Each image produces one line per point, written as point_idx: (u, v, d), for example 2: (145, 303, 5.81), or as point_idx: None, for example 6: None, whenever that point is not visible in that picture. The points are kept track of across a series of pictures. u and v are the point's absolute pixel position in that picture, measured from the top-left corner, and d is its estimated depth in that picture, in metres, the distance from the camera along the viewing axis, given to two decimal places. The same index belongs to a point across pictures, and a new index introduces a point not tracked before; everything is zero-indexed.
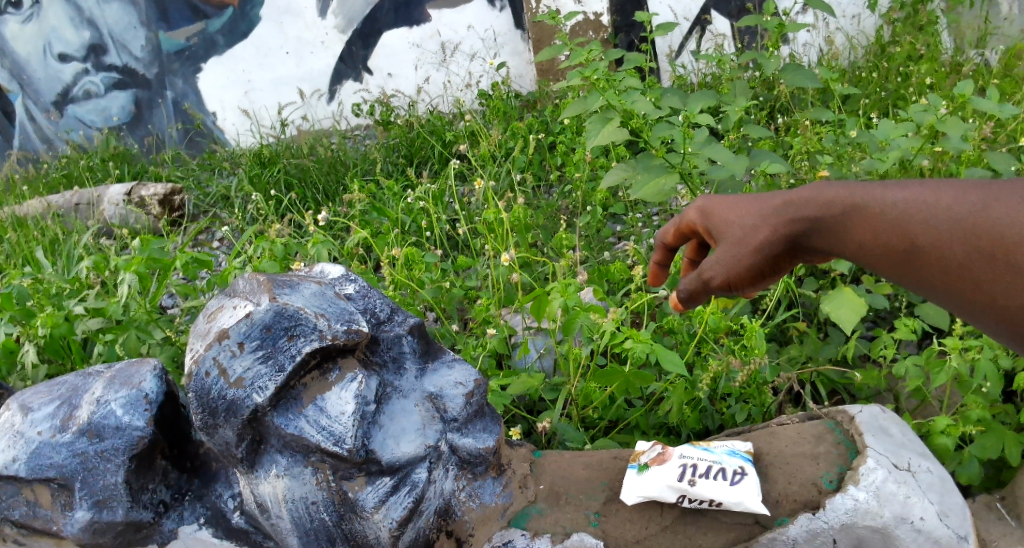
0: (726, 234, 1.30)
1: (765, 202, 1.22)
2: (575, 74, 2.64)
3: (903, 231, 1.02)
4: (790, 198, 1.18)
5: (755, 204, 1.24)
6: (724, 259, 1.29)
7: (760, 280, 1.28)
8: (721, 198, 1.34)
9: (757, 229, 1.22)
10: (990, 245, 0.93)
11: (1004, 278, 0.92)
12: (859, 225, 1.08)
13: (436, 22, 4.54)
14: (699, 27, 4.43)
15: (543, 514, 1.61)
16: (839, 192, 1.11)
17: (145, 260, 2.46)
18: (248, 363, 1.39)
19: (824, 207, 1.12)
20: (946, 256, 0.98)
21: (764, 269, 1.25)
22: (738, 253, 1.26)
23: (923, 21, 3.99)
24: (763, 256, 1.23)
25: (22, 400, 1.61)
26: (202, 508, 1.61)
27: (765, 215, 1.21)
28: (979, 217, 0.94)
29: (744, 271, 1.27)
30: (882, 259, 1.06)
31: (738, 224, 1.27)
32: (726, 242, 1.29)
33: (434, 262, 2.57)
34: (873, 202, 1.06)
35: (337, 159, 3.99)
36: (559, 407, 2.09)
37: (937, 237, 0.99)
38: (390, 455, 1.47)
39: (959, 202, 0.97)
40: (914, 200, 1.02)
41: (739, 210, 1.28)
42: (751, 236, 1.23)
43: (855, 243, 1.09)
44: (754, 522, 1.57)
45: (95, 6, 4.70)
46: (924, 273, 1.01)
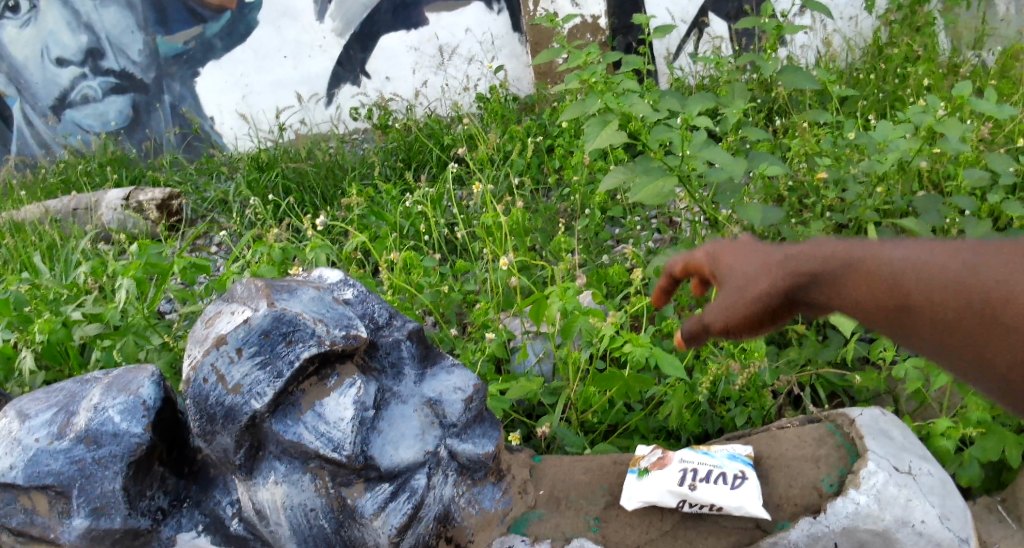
0: (727, 281, 1.28)
1: (769, 253, 1.22)
2: (573, 77, 2.64)
3: (897, 287, 1.02)
4: (793, 252, 1.17)
5: (759, 254, 1.24)
6: (721, 304, 1.27)
7: (756, 329, 1.26)
8: (728, 245, 1.33)
9: (757, 279, 1.21)
10: (981, 302, 0.93)
11: (996, 334, 0.92)
12: (854, 281, 1.08)
13: (434, 25, 4.54)
14: (697, 29, 4.43)
15: (543, 519, 1.61)
16: (839, 247, 1.11)
17: (143, 265, 2.46)
18: (246, 369, 1.39)
19: (823, 261, 1.12)
20: (939, 313, 0.98)
21: (761, 318, 1.23)
22: (736, 300, 1.24)
23: (921, 22, 3.99)
24: (762, 305, 1.21)
25: (18, 408, 1.61)
26: (200, 516, 1.60)
27: (767, 265, 1.20)
28: (971, 275, 0.94)
29: (741, 319, 1.25)
30: (876, 315, 1.06)
31: (739, 270, 1.26)
32: (726, 289, 1.28)
33: (433, 266, 2.57)
34: (870, 257, 1.06)
35: (335, 163, 3.98)
36: (558, 411, 2.09)
37: (929, 293, 0.99)
38: (389, 461, 1.46)
39: (955, 259, 0.97)
40: (911, 257, 1.02)
41: (742, 257, 1.27)
42: (751, 284, 1.22)
43: (851, 298, 1.09)
44: (755, 526, 1.56)
45: (92, 10, 4.68)
46: (918, 329, 1.01)
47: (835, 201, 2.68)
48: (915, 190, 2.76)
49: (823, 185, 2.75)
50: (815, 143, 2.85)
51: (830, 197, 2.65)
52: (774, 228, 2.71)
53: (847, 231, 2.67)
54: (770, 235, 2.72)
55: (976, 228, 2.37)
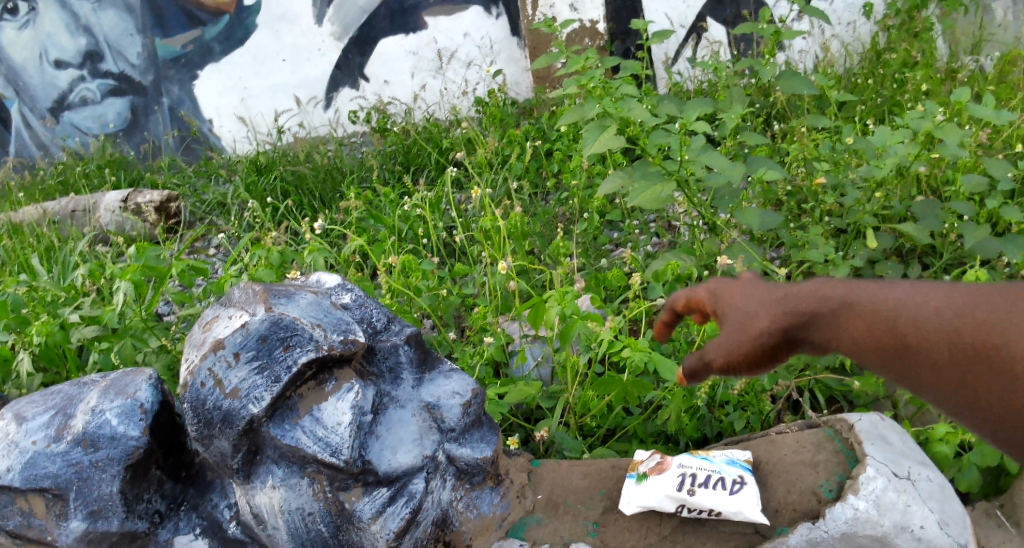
0: (728, 319, 1.30)
1: (767, 293, 1.25)
2: (571, 82, 2.64)
3: (893, 328, 1.07)
4: (792, 293, 1.20)
5: (758, 293, 1.27)
6: (722, 342, 1.29)
7: (756, 367, 1.28)
8: (728, 284, 1.35)
9: (757, 318, 1.24)
10: (973, 345, 0.99)
11: (989, 377, 0.97)
12: (853, 321, 1.12)
13: (433, 29, 4.54)
14: (695, 34, 4.45)
15: (542, 524, 1.62)
16: (835, 288, 1.16)
17: (140, 268, 2.45)
18: (243, 374, 1.38)
19: (823, 300, 1.16)
20: (935, 354, 1.03)
21: (760, 356, 1.25)
22: (737, 339, 1.26)
23: (919, 27, 4.00)
24: (763, 343, 1.23)
25: (16, 410, 1.60)
26: (197, 519, 1.59)
27: (769, 303, 1.23)
28: (964, 318, 1.00)
29: (740, 357, 1.27)
30: (872, 355, 1.10)
31: (739, 309, 1.28)
32: (728, 327, 1.29)
33: (431, 270, 2.57)
34: (868, 299, 1.11)
35: (333, 167, 3.98)
36: (556, 416, 2.08)
37: (923, 336, 1.04)
38: (387, 465, 1.46)
39: (947, 302, 1.03)
40: (904, 299, 1.07)
41: (742, 296, 1.29)
42: (751, 322, 1.25)
43: (848, 338, 1.13)
44: (754, 532, 1.57)
45: (91, 12, 4.68)
46: (913, 370, 1.06)
47: (833, 206, 2.68)
48: (913, 195, 2.76)
49: (821, 190, 2.75)
50: (813, 149, 2.86)
51: (829, 202, 2.65)
52: (772, 232, 2.71)
53: (846, 236, 2.67)
54: (768, 239, 2.72)
55: (974, 233, 2.37)
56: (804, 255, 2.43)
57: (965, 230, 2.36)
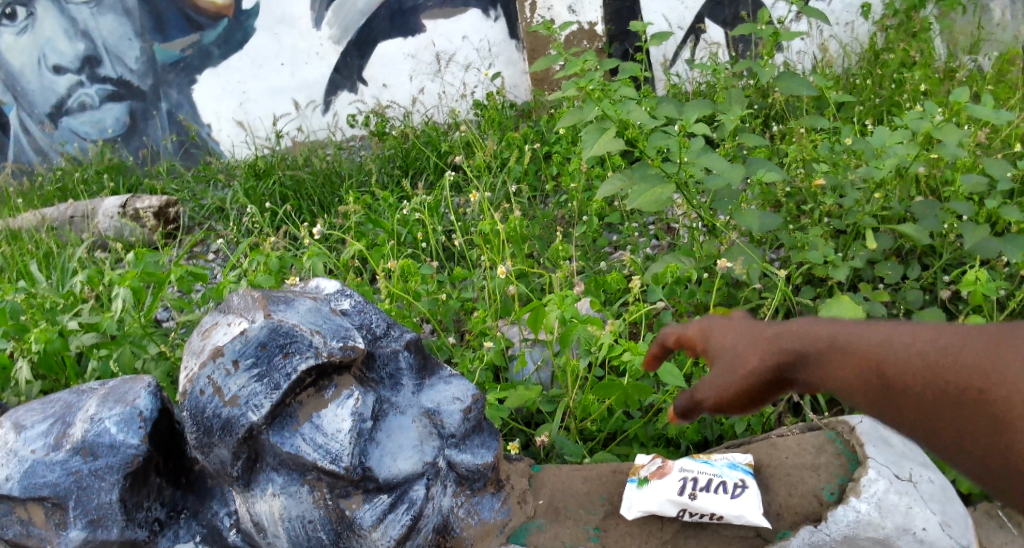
0: (719, 357, 1.29)
1: (758, 331, 1.24)
2: (570, 84, 2.63)
3: (881, 370, 1.06)
4: (783, 332, 1.19)
5: (749, 332, 1.26)
6: (713, 381, 1.28)
7: (748, 406, 1.27)
8: (719, 322, 1.34)
9: (749, 357, 1.23)
10: (961, 388, 0.98)
11: (977, 421, 0.97)
12: (842, 361, 1.11)
13: (432, 32, 4.54)
14: (693, 36, 4.45)
15: (543, 529, 1.61)
16: (824, 328, 1.14)
17: (139, 274, 2.44)
18: (242, 381, 1.38)
19: (812, 340, 1.15)
20: (923, 396, 1.01)
21: (752, 395, 1.24)
22: (728, 377, 1.25)
23: (917, 27, 4.01)
24: (754, 382, 1.22)
25: (14, 418, 1.60)
26: (198, 526, 1.59)
27: (760, 342, 1.22)
28: (951, 363, 0.99)
29: (733, 396, 1.26)
30: (861, 396, 1.09)
31: (731, 348, 1.27)
32: (719, 366, 1.28)
33: (431, 273, 2.56)
34: (856, 340, 1.10)
35: (332, 171, 3.98)
36: (557, 420, 2.07)
37: (910, 378, 1.03)
38: (387, 472, 1.45)
39: (934, 345, 1.02)
40: (892, 340, 1.06)
41: (733, 334, 1.28)
42: (743, 361, 1.23)
43: (837, 378, 1.11)
44: (755, 535, 1.56)
45: (90, 17, 4.68)
46: (901, 411, 1.04)
47: (832, 207, 2.68)
48: (913, 195, 2.76)
49: (821, 191, 2.75)
50: (812, 149, 2.86)
51: (828, 204, 2.65)
52: (772, 234, 2.70)
53: (845, 237, 2.66)
54: (768, 241, 2.71)
55: (974, 232, 2.37)
56: (803, 257, 2.43)
57: (965, 230, 2.36)
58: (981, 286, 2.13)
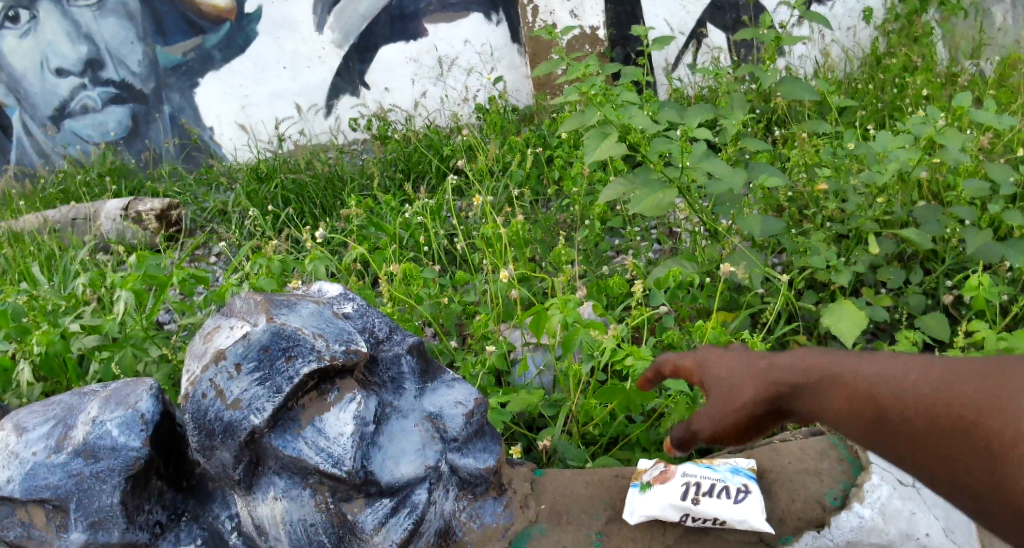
0: (714, 389, 1.30)
1: (752, 363, 1.25)
2: (572, 89, 2.62)
3: (874, 401, 1.08)
4: (776, 364, 1.21)
5: (742, 364, 1.27)
6: (708, 413, 1.29)
7: (743, 438, 1.27)
8: (714, 353, 1.35)
9: (744, 388, 1.24)
10: (952, 419, 1.00)
11: (968, 452, 0.99)
12: (836, 393, 1.13)
13: (433, 36, 4.54)
14: (695, 40, 4.45)
15: (546, 533, 1.61)
16: (816, 361, 1.17)
17: (141, 277, 2.43)
18: (245, 384, 1.38)
19: (804, 373, 1.18)
20: (916, 427, 1.04)
21: (747, 427, 1.25)
22: (723, 409, 1.26)
23: (919, 32, 4.02)
24: (751, 414, 1.23)
25: (16, 420, 1.59)
26: (198, 529, 1.58)
27: (756, 374, 1.23)
28: (942, 394, 1.02)
29: (727, 427, 1.27)
30: (853, 428, 1.11)
31: (725, 379, 1.28)
32: (714, 398, 1.29)
33: (433, 277, 2.55)
34: (848, 372, 1.12)
35: (334, 174, 3.98)
36: (558, 425, 2.07)
37: (903, 409, 1.05)
38: (389, 476, 1.45)
39: (926, 375, 1.05)
40: (885, 371, 1.09)
41: (726, 366, 1.30)
42: (737, 392, 1.25)
43: (830, 410, 1.14)
44: (758, 541, 1.55)
45: (92, 20, 4.69)
46: (894, 443, 1.07)
47: (835, 212, 2.67)
48: (915, 201, 2.76)
49: (823, 196, 2.75)
50: (814, 154, 2.86)
51: (830, 208, 2.64)
52: (774, 238, 2.70)
53: (848, 241, 2.65)
54: (770, 246, 2.70)
55: (976, 237, 2.37)
56: (806, 262, 2.43)
57: (967, 235, 2.36)
58: (984, 291, 2.12)
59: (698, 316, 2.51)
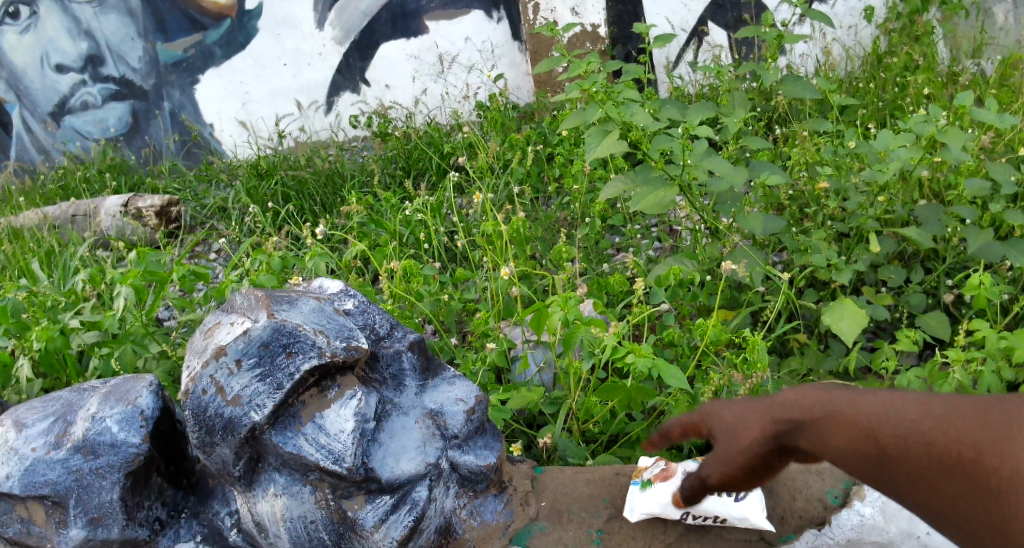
0: (717, 434, 1.24)
1: (755, 401, 1.20)
2: (573, 86, 2.62)
3: (874, 438, 1.01)
4: (778, 401, 1.15)
5: (745, 402, 1.21)
6: (718, 458, 1.25)
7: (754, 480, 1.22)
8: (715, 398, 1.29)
9: (748, 429, 1.18)
10: (952, 456, 0.93)
11: (971, 493, 0.91)
12: (836, 431, 1.06)
13: (434, 33, 4.54)
14: (697, 38, 4.44)
15: (546, 532, 1.62)
16: (816, 396, 1.10)
17: (141, 273, 2.42)
18: (246, 381, 1.37)
19: (806, 410, 1.11)
20: (918, 465, 0.96)
21: (756, 467, 1.20)
22: (729, 451, 1.21)
23: (920, 31, 4.00)
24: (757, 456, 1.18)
25: (15, 416, 1.59)
26: (198, 526, 1.59)
27: (758, 416, 1.17)
28: (945, 432, 0.95)
29: (737, 469, 1.22)
30: (857, 466, 1.04)
31: (727, 423, 1.23)
32: (719, 444, 1.24)
33: (433, 274, 2.55)
34: (849, 406, 1.06)
35: (335, 171, 3.98)
36: (559, 422, 2.07)
37: (904, 446, 0.98)
38: (389, 473, 1.45)
39: (926, 412, 0.98)
40: (887, 408, 1.02)
41: (729, 406, 1.24)
42: (740, 433, 1.19)
43: (832, 447, 1.07)
44: (759, 538, 1.57)
45: (92, 17, 4.68)
46: (897, 482, 0.99)
47: (836, 210, 2.67)
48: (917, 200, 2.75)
49: (824, 194, 2.74)
50: (815, 152, 2.85)
51: (831, 207, 2.63)
52: (775, 237, 2.69)
53: (848, 240, 2.64)
54: (771, 244, 2.69)
55: (977, 236, 2.36)
56: (807, 260, 2.43)
57: (968, 234, 2.35)
58: (985, 290, 2.11)
59: (699, 314, 2.50)
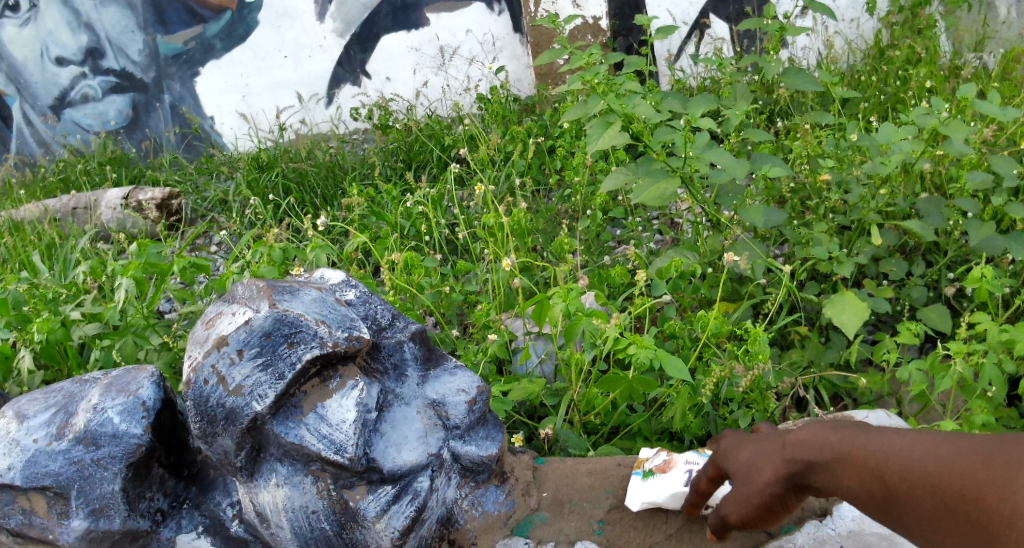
0: (737, 476, 1.40)
1: (769, 443, 1.35)
2: (574, 78, 2.61)
3: (882, 478, 1.17)
4: (789, 442, 1.30)
5: (760, 445, 1.37)
6: (735, 498, 1.39)
7: (770, 516, 1.36)
8: (736, 442, 1.45)
9: (763, 469, 1.33)
10: (956, 496, 1.09)
11: (970, 525, 1.08)
12: (846, 470, 1.22)
13: (435, 26, 4.53)
14: (698, 31, 4.43)
15: (547, 522, 1.67)
16: (826, 439, 1.25)
17: (142, 265, 2.41)
18: (247, 371, 1.37)
19: (815, 450, 1.26)
20: (922, 503, 1.13)
21: (772, 504, 1.34)
22: (746, 491, 1.36)
23: (922, 24, 3.95)
24: (769, 494, 1.32)
25: (17, 408, 1.59)
26: (200, 517, 1.59)
27: (769, 456, 1.33)
28: (946, 472, 1.11)
29: (752, 508, 1.36)
30: (865, 500, 1.21)
31: (747, 463, 1.38)
32: (738, 484, 1.39)
33: (434, 266, 2.54)
34: (856, 448, 1.21)
35: (336, 163, 3.97)
36: (560, 413, 2.07)
37: (909, 484, 1.14)
38: (391, 463, 1.44)
39: (930, 454, 1.13)
40: (893, 449, 1.17)
41: (746, 450, 1.40)
42: (756, 474, 1.34)
43: (841, 483, 1.23)
44: (761, 530, 1.64)
45: (92, 9, 4.67)
46: (903, 514, 1.17)
47: (836, 203, 2.65)
48: (918, 192, 2.75)
49: (825, 187, 2.73)
50: (816, 145, 2.84)
51: (833, 199, 2.62)
52: (776, 230, 2.68)
53: (850, 232, 2.63)
54: (772, 236, 2.69)
55: (979, 230, 2.35)
56: (807, 253, 2.42)
57: (970, 227, 2.34)
58: (986, 283, 2.10)
59: (700, 306, 2.51)
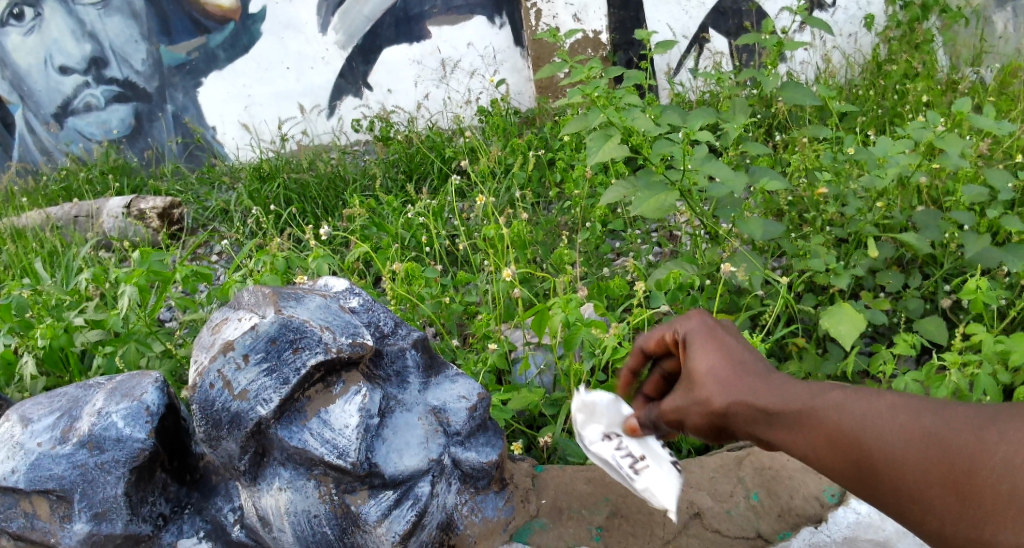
0: (687, 385, 1.28)
1: (736, 374, 1.21)
2: (575, 90, 2.63)
3: (862, 447, 1.07)
4: (753, 384, 1.19)
5: (722, 367, 1.23)
6: (677, 404, 1.30)
7: (700, 437, 1.29)
8: (700, 341, 1.29)
9: (714, 394, 1.22)
10: (946, 472, 1.01)
11: (960, 506, 1.00)
12: (815, 431, 1.11)
13: (437, 38, 4.58)
14: (698, 45, 4.49)
15: (546, 529, 1.68)
16: (798, 392, 1.14)
17: (146, 272, 2.42)
18: (252, 375, 1.39)
19: (786, 401, 1.14)
20: (904, 480, 1.04)
21: (704, 430, 1.26)
22: (688, 403, 1.27)
23: (920, 38, 3.99)
24: (708, 420, 1.24)
25: (21, 412, 1.60)
26: (202, 521, 1.62)
27: (727, 386, 1.20)
28: (936, 446, 1.02)
29: (686, 419, 1.29)
30: (832, 468, 1.11)
31: (699, 375, 1.25)
32: (684, 394, 1.29)
33: (434, 277, 2.56)
34: (833, 411, 1.10)
35: (337, 174, 4.01)
36: (560, 422, 2.09)
37: (893, 457, 1.05)
38: (392, 468, 1.46)
39: (915, 426, 1.04)
40: (874, 417, 1.07)
41: (706, 364, 1.25)
42: (704, 396, 1.23)
43: (805, 443, 1.12)
44: (756, 536, 1.67)
45: (97, 19, 4.71)
46: (873, 487, 1.07)
47: (834, 216, 2.66)
48: (915, 206, 2.77)
49: (823, 200, 2.75)
50: (814, 159, 2.87)
51: (830, 212, 2.64)
52: (774, 242, 2.71)
53: (847, 245, 2.65)
54: (770, 249, 2.72)
55: (975, 242, 2.37)
56: (805, 265, 2.44)
57: (967, 239, 2.36)
58: (982, 294, 2.12)
59: None
